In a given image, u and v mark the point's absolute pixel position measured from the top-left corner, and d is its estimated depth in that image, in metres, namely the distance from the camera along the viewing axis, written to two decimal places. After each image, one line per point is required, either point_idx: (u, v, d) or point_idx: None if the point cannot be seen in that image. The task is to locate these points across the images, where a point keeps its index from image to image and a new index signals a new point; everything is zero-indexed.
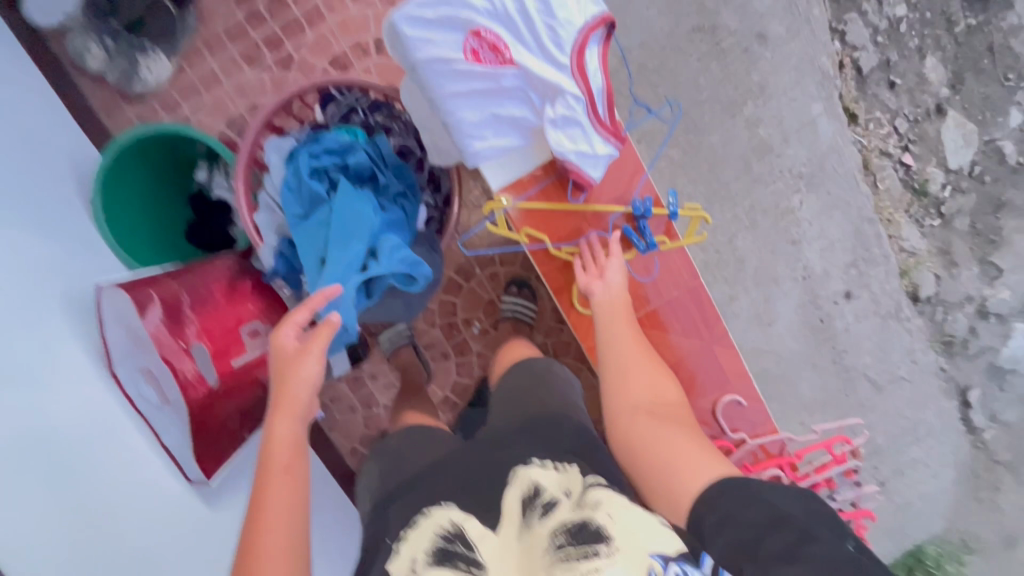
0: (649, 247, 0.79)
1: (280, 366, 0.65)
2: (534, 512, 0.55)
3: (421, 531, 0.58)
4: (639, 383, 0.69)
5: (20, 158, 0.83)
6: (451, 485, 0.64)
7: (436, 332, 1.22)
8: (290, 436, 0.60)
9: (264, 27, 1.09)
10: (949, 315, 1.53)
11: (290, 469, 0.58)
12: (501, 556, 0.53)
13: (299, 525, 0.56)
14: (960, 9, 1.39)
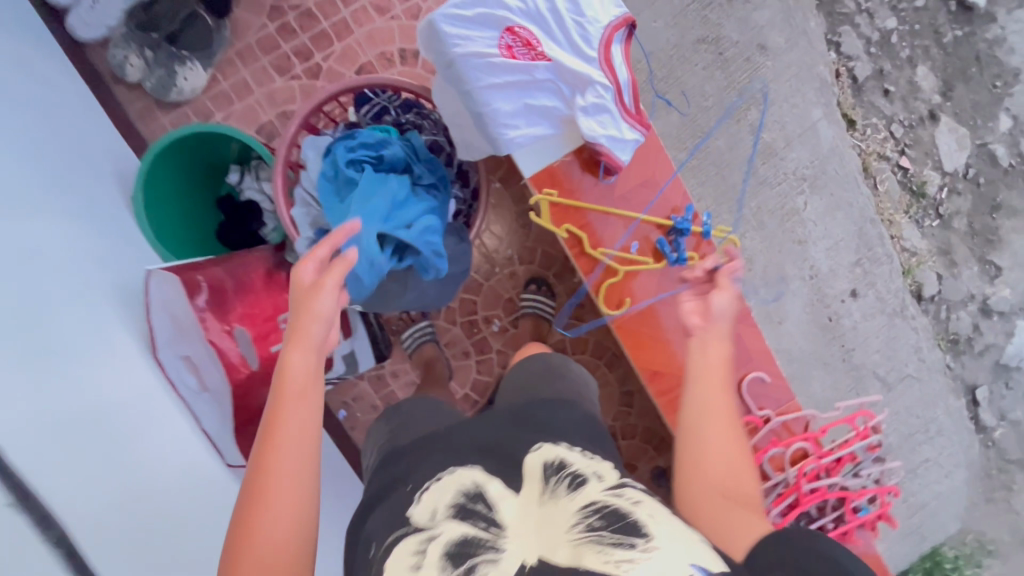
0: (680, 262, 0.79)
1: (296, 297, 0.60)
2: (562, 484, 0.56)
3: (444, 485, 0.59)
4: (725, 463, 0.60)
5: (72, 156, 0.87)
6: (476, 448, 0.66)
7: (456, 330, 1.24)
8: (304, 368, 0.57)
9: (295, 39, 1.15)
10: (952, 314, 1.57)
11: (301, 399, 0.56)
12: (521, 515, 0.54)
13: (308, 457, 0.55)
14: (947, 21, 1.47)
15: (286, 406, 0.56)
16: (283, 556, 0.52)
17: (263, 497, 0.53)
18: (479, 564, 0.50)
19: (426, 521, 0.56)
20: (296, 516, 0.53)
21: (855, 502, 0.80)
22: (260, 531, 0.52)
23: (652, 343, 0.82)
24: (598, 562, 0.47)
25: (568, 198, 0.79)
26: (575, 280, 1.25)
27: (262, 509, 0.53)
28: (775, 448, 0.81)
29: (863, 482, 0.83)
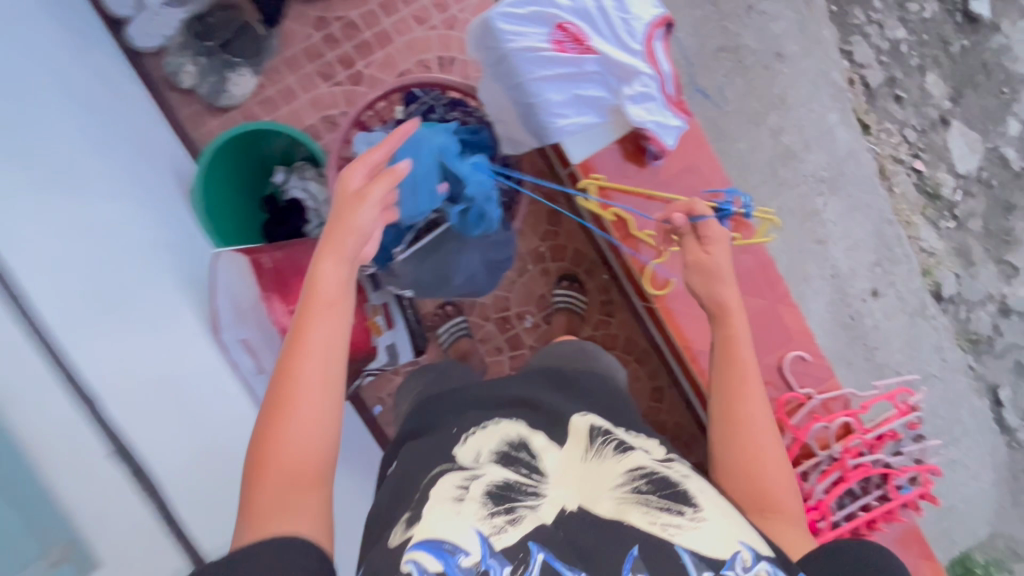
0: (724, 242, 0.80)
1: (339, 203, 0.63)
2: (608, 447, 0.60)
3: (489, 432, 0.61)
4: (759, 467, 0.61)
5: (137, 150, 0.92)
6: (508, 400, 0.67)
7: (490, 325, 1.27)
8: (336, 275, 0.60)
9: (339, 48, 1.21)
10: (972, 314, 1.60)
11: (331, 308, 0.58)
12: (565, 465, 0.58)
13: (333, 365, 0.57)
14: (954, 31, 1.53)
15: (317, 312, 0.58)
16: (304, 458, 0.54)
17: (288, 400, 0.55)
18: (518, 507, 0.53)
19: (471, 462, 0.57)
20: (318, 422, 0.56)
21: (899, 478, 0.82)
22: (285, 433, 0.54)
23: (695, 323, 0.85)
24: (644, 523, 0.53)
25: (615, 182, 0.85)
26: (604, 277, 1.28)
27: (288, 412, 0.55)
28: (818, 423, 0.83)
29: (905, 460, 0.84)
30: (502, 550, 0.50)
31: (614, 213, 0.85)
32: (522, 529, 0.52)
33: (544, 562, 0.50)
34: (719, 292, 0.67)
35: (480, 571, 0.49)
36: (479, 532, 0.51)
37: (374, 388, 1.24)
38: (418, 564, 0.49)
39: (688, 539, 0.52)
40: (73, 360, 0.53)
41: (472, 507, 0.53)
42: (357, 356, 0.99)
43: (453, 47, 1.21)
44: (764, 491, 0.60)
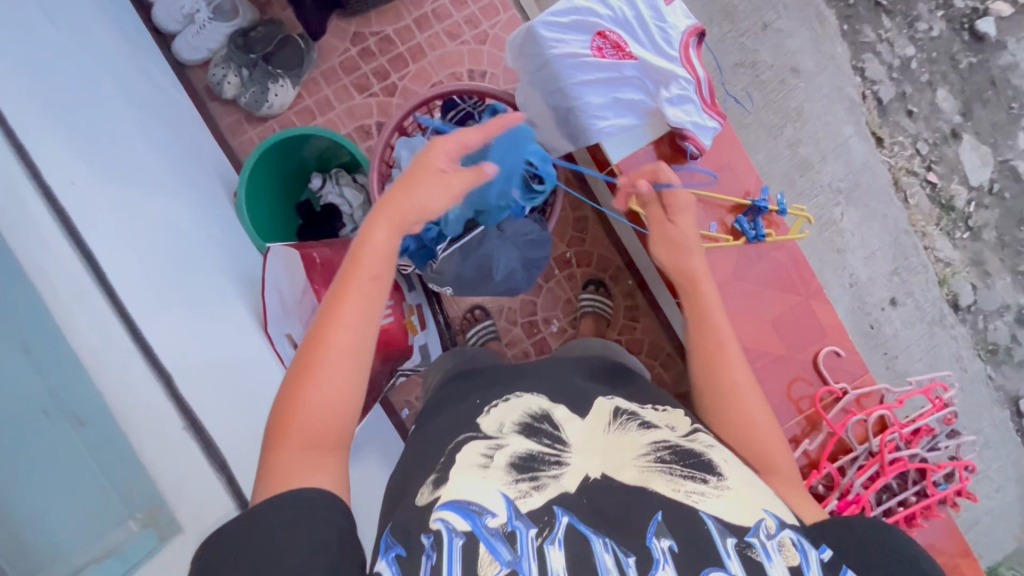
0: (759, 236, 0.86)
1: (410, 174, 0.64)
2: (632, 423, 0.61)
3: (511, 405, 0.63)
4: (751, 431, 0.64)
5: (189, 153, 0.96)
6: (534, 380, 0.69)
7: (517, 330, 1.29)
8: (384, 246, 0.61)
9: (374, 61, 1.26)
10: (990, 324, 1.61)
11: (375, 280, 0.59)
12: (589, 436, 0.59)
13: (364, 333, 0.57)
14: (962, 49, 1.57)
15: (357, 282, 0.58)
16: (328, 425, 0.55)
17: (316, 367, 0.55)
18: (542, 474, 0.54)
19: (494, 430, 0.59)
20: (344, 389, 0.56)
21: (936, 474, 0.82)
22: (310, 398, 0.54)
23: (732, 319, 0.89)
24: (668, 489, 0.53)
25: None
26: (630, 282, 1.30)
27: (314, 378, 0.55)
28: (856, 416, 0.85)
29: (942, 455, 0.85)
30: (527, 513, 0.51)
31: None
32: (546, 495, 0.53)
33: (570, 525, 0.51)
34: (683, 260, 0.72)
35: (507, 531, 0.49)
36: (505, 495, 0.52)
37: (402, 391, 1.24)
38: (446, 522, 0.50)
39: (712, 506, 0.52)
40: (150, 339, 0.56)
41: (496, 474, 0.54)
42: (393, 355, 1.01)
43: (483, 61, 1.26)
44: (758, 452, 0.63)
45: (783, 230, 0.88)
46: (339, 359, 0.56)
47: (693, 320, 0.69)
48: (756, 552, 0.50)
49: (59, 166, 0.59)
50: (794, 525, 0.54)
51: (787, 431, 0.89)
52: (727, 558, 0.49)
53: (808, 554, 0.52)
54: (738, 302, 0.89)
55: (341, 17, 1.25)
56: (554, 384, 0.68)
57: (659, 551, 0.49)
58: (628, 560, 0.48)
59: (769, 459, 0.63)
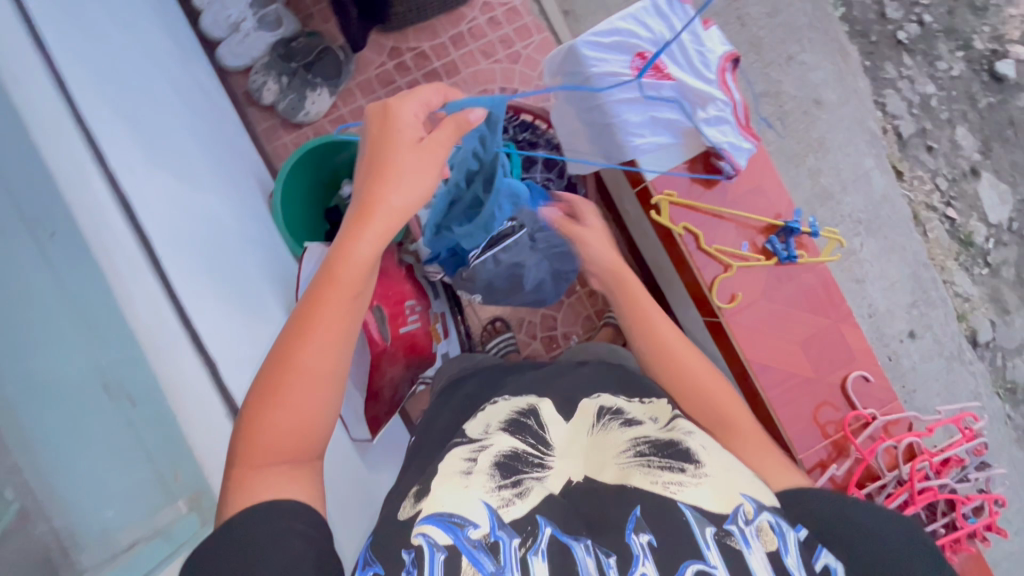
0: (791, 257, 0.88)
1: (393, 157, 0.58)
2: (614, 421, 0.62)
3: (499, 409, 0.66)
4: (700, 396, 0.67)
5: (231, 153, 0.98)
6: (524, 384, 0.72)
7: (536, 343, 1.29)
8: (368, 255, 0.57)
9: (409, 75, 1.29)
10: (1009, 361, 1.59)
11: (353, 292, 0.56)
12: (570, 442, 0.61)
13: (342, 353, 0.56)
14: (981, 89, 1.60)
15: (335, 295, 0.56)
16: (300, 439, 0.54)
17: (285, 387, 0.53)
18: (525, 479, 0.54)
19: (480, 433, 0.61)
20: (319, 405, 0.55)
21: (965, 505, 0.81)
22: (281, 419, 0.53)
23: (762, 338, 0.90)
24: (647, 483, 0.53)
25: (686, 198, 0.90)
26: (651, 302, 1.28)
27: (285, 397, 0.53)
28: (886, 442, 0.85)
29: (971, 487, 0.84)
30: (510, 523, 0.50)
31: (687, 228, 0.89)
32: (529, 503, 0.52)
33: (553, 536, 0.49)
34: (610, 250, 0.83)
35: (490, 542, 0.48)
36: (487, 503, 0.51)
37: (419, 400, 1.23)
38: (427, 537, 0.49)
39: (691, 496, 0.51)
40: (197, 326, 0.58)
41: (478, 480, 0.53)
42: (416, 362, 1.01)
43: (515, 79, 1.30)
44: (713, 412, 0.66)
45: (814, 251, 0.91)
46: (315, 377, 0.54)
47: (625, 304, 0.77)
48: (735, 539, 0.48)
49: (120, 154, 0.62)
50: (773, 507, 0.53)
51: (814, 456, 0.89)
52: (705, 548, 0.48)
53: (785, 536, 0.50)
54: (769, 321, 0.90)
55: (380, 32, 1.29)
56: (548, 387, 0.70)
57: (638, 546, 0.48)
58: (609, 561, 0.48)
59: (727, 418, 0.65)
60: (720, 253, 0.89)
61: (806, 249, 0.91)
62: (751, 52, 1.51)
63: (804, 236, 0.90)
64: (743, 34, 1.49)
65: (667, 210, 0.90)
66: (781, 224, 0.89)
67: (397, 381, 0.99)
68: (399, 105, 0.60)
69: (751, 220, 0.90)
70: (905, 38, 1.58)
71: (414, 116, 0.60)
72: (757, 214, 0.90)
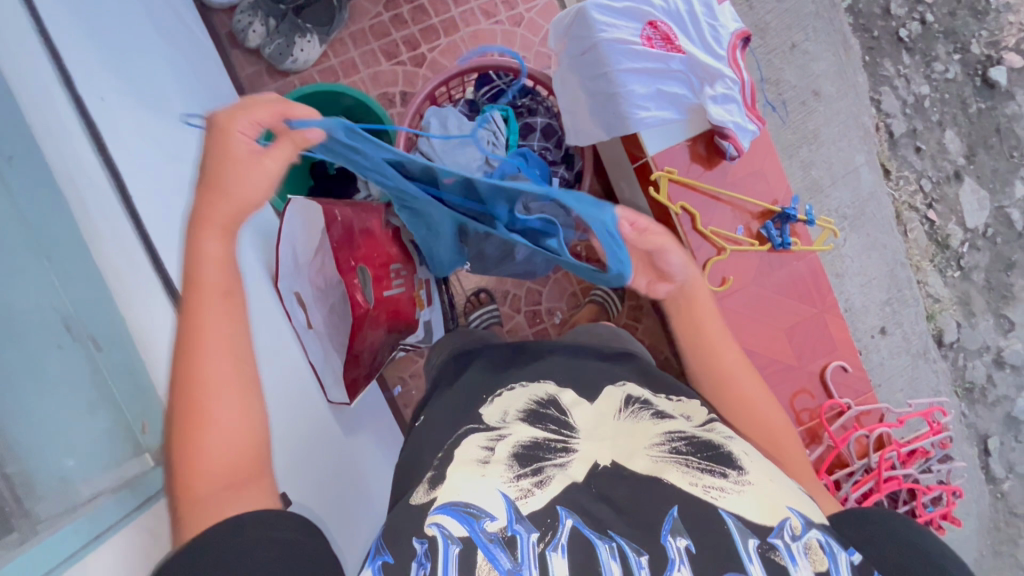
0: (784, 244, 0.88)
1: (224, 168, 0.53)
2: (644, 412, 0.62)
3: (515, 396, 0.65)
4: (756, 420, 0.69)
5: (212, 96, 0.93)
6: (537, 368, 0.72)
7: (520, 317, 1.28)
8: (222, 256, 0.54)
9: (405, 30, 1.23)
10: (969, 362, 1.66)
11: (225, 300, 0.53)
12: (596, 423, 0.61)
13: (245, 358, 0.53)
14: (973, 94, 1.61)
15: (209, 307, 0.52)
16: (237, 459, 0.50)
17: (204, 405, 0.50)
18: (546, 467, 0.55)
19: (498, 420, 0.62)
20: (243, 415, 0.51)
21: (925, 495, 0.85)
22: (210, 441, 0.49)
23: (748, 323, 0.91)
24: (685, 482, 0.53)
25: (686, 177, 0.88)
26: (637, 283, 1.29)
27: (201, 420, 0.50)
28: (858, 432, 0.87)
29: (933, 478, 0.88)
30: (529, 517, 0.51)
31: (684, 209, 0.88)
32: (549, 492, 0.53)
33: (574, 528, 0.50)
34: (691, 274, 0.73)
35: (507, 536, 0.50)
36: (505, 495, 0.52)
37: (398, 366, 1.23)
38: (441, 528, 0.51)
39: (733, 504, 0.52)
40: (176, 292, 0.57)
41: (496, 470, 0.55)
42: (398, 328, 0.98)
43: (516, 43, 1.25)
44: (765, 435, 0.69)
45: (807, 240, 0.91)
46: (222, 386, 0.51)
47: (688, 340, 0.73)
48: (781, 555, 0.49)
49: (89, 83, 0.57)
50: (822, 524, 0.53)
51: None
52: (749, 562, 0.48)
53: (837, 556, 0.51)
54: (756, 307, 0.91)
55: None
56: (564, 371, 0.71)
57: (675, 550, 0.49)
58: (639, 559, 0.48)
59: (777, 438, 0.69)
60: (713, 236, 0.88)
61: (798, 237, 0.90)
62: (756, 35, 1.49)
63: (799, 224, 0.90)
64: (749, 16, 1.47)
65: (666, 189, 0.88)
66: (778, 210, 0.88)
67: (378, 346, 0.96)
68: (226, 124, 0.53)
69: (747, 204, 0.89)
70: (906, 35, 1.57)
71: (244, 138, 0.53)
72: (753, 198, 0.89)
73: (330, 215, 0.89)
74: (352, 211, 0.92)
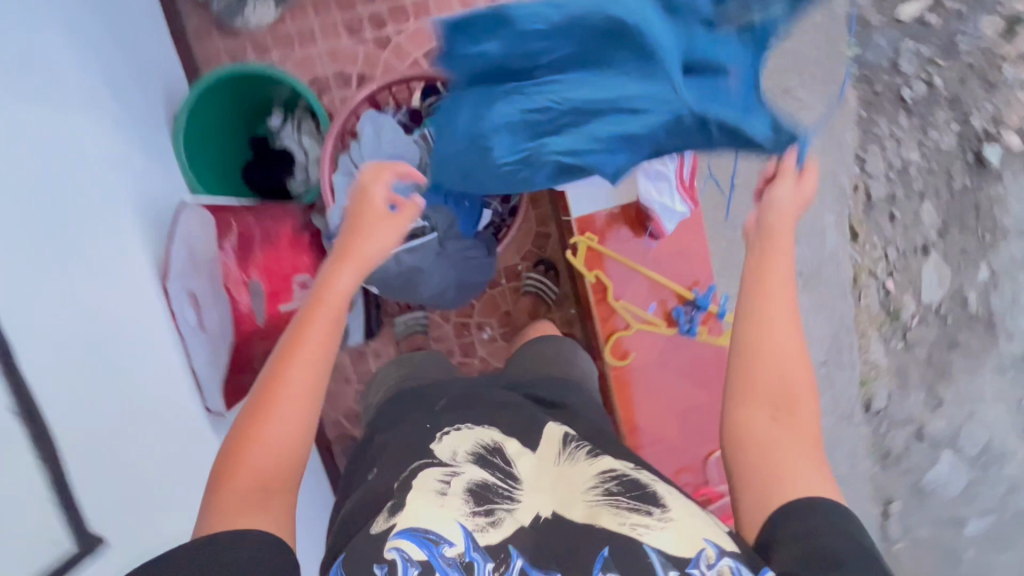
0: (689, 331, 0.98)
1: (362, 212, 0.70)
2: (580, 452, 0.62)
3: (464, 436, 0.63)
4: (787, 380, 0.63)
5: (128, 67, 0.86)
6: (491, 405, 0.70)
7: (447, 328, 1.26)
8: (347, 288, 0.66)
9: (372, 5, 1.12)
10: (890, 431, 1.68)
11: (335, 322, 0.64)
12: (539, 473, 0.60)
13: (324, 377, 0.61)
14: (961, 170, 1.53)
15: (321, 321, 0.63)
16: (291, 451, 0.57)
17: (280, 399, 0.58)
18: (497, 509, 0.55)
19: (448, 458, 0.60)
20: (302, 424, 0.58)
21: None
22: (272, 433, 0.57)
23: (648, 396, 1.02)
24: (614, 523, 0.54)
25: (605, 247, 0.96)
26: (571, 311, 1.26)
27: (277, 412, 0.58)
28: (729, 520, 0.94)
29: None
30: (485, 547, 0.52)
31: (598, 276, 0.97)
32: (502, 530, 0.54)
33: (523, 568, 0.51)
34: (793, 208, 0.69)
35: (464, 562, 0.51)
36: (464, 525, 0.53)
37: None
38: (401, 551, 0.50)
39: (657, 540, 0.52)
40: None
41: (454, 503, 0.54)
42: None
43: None
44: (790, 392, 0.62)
45: (715, 331, 1.00)
46: (301, 394, 0.59)
47: (758, 258, 0.68)
48: None
49: None
50: (734, 551, 0.52)
51: None
52: None
53: None
54: (658, 385, 1.02)
55: None
56: (505, 413, 0.68)
57: None
58: None
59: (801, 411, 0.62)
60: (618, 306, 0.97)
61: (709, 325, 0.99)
62: None
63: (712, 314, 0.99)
64: None
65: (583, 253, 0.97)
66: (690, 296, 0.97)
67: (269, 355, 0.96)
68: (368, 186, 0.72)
69: (664, 285, 0.97)
70: (908, 97, 1.49)
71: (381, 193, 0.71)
72: (671, 281, 0.97)
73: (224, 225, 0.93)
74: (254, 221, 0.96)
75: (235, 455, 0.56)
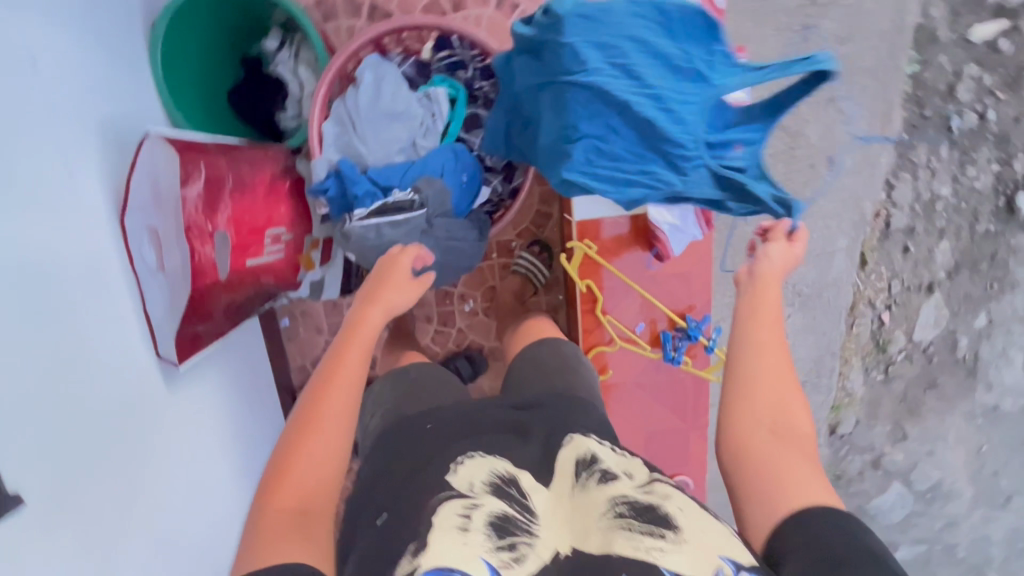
0: (674, 361, 0.97)
1: (387, 268, 0.76)
2: (593, 478, 0.58)
3: (478, 463, 0.60)
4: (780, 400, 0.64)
5: None
6: (491, 428, 0.67)
7: (430, 294, 1.21)
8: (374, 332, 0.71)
9: None
10: (848, 455, 1.67)
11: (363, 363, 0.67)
12: (555, 507, 0.57)
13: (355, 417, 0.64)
14: (988, 214, 1.42)
15: (351, 360, 0.67)
16: (325, 481, 0.59)
17: (318, 433, 0.60)
18: (520, 542, 0.52)
19: (466, 489, 0.56)
20: (337, 457, 0.60)
21: None
22: (307, 465, 0.58)
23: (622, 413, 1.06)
24: (631, 552, 0.50)
25: (600, 256, 0.91)
26: (558, 297, 1.21)
27: (313, 444, 0.60)
28: None
29: None
30: None
31: (589, 286, 0.94)
32: (527, 567, 0.51)
33: None
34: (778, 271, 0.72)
35: None
36: (488, 563, 0.50)
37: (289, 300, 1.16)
38: None
39: (674, 562, 0.50)
40: None
41: (476, 539, 0.51)
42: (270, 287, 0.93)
43: None
44: (782, 411, 0.63)
45: (701, 363, 1.00)
46: (334, 426, 0.62)
47: (747, 301, 0.71)
48: None
49: None
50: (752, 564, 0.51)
51: None
52: None
53: None
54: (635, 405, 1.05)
55: None
56: (502, 443, 0.65)
57: None
58: None
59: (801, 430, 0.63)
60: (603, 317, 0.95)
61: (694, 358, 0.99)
62: None
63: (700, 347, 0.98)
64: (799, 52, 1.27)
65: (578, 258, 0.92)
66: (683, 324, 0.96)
67: (234, 304, 0.88)
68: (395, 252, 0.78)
69: (658, 308, 0.95)
70: (956, 127, 1.35)
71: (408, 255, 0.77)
72: (665, 305, 0.95)
73: (192, 167, 0.80)
74: (228, 164, 0.86)
75: (275, 487, 0.57)
